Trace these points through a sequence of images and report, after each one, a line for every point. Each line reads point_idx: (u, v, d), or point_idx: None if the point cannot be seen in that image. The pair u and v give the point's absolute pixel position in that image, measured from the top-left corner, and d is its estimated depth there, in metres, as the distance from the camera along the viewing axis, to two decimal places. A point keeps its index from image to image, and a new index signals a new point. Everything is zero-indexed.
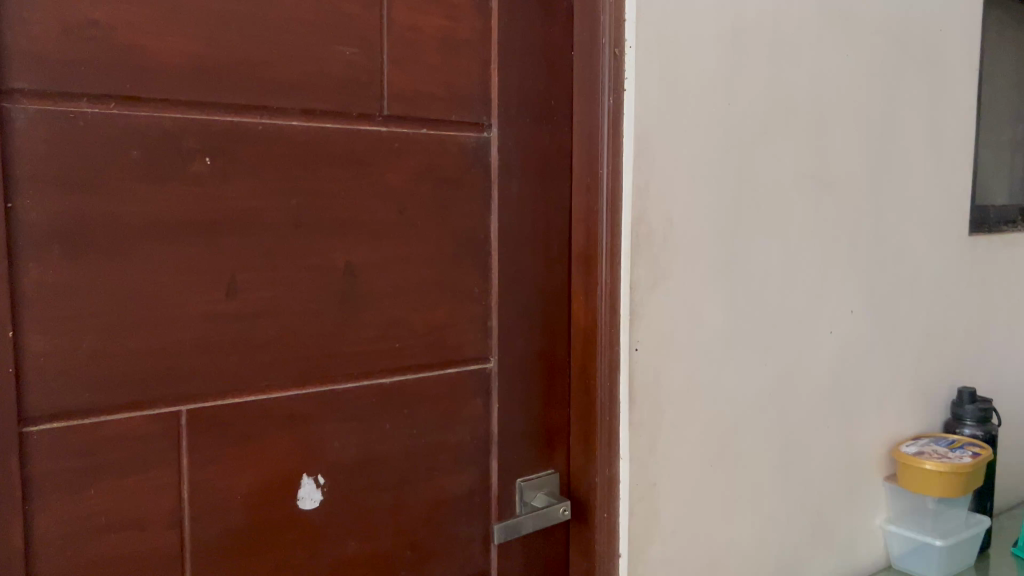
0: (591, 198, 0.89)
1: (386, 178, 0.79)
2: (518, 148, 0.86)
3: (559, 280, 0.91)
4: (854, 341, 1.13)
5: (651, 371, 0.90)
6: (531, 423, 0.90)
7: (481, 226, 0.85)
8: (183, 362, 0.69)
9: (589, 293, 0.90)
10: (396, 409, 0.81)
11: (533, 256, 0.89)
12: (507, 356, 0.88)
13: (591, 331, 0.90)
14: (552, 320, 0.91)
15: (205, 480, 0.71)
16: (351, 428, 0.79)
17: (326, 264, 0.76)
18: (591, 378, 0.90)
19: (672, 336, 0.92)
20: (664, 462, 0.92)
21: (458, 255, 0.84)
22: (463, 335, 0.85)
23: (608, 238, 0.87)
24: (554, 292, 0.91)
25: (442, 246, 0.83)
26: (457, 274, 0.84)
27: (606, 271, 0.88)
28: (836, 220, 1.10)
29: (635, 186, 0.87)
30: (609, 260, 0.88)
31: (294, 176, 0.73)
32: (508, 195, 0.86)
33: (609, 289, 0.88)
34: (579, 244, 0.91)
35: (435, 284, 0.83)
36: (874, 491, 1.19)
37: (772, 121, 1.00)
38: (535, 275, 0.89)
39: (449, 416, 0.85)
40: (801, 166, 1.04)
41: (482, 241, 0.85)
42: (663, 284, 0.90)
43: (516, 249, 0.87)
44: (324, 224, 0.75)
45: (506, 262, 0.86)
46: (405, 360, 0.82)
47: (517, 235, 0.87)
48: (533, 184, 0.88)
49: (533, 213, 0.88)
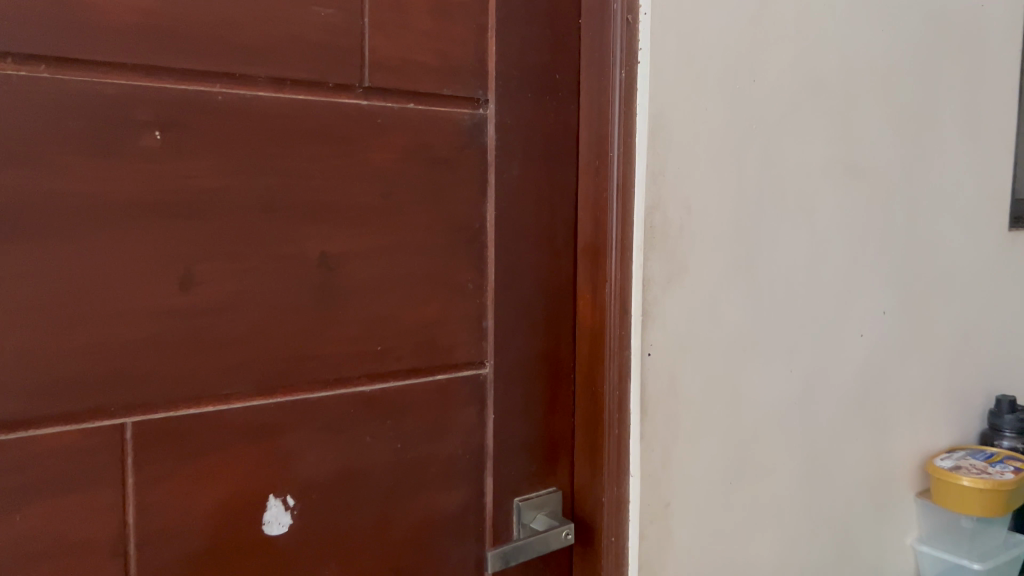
0: (602, 187, 0.79)
1: (370, 158, 0.69)
2: (519, 126, 0.76)
3: (563, 277, 0.81)
4: (885, 343, 1.04)
5: (665, 377, 0.81)
6: (532, 435, 0.81)
7: (477, 215, 0.75)
8: (129, 367, 0.60)
9: (596, 290, 0.80)
10: (378, 419, 0.72)
11: (535, 250, 0.79)
12: (505, 360, 0.78)
13: (597, 336, 0.80)
14: (556, 321, 0.81)
15: (155, 503, 0.62)
16: (326, 441, 0.69)
17: (299, 255, 0.66)
18: (597, 387, 0.81)
19: (689, 340, 0.82)
20: (679, 479, 0.83)
21: (451, 247, 0.74)
22: (456, 337, 0.75)
23: (618, 230, 0.78)
24: (559, 289, 0.81)
25: (433, 237, 0.73)
26: (449, 268, 0.74)
27: (615, 266, 0.78)
28: (868, 211, 1.00)
29: (650, 169, 0.78)
30: (619, 254, 0.78)
31: (263, 154, 0.64)
32: (507, 180, 0.76)
33: (616, 288, 0.79)
34: (586, 236, 0.81)
35: (425, 280, 0.73)
36: (905, 507, 1.09)
37: (801, 100, 0.91)
38: (537, 271, 0.79)
39: (440, 427, 0.75)
40: (830, 151, 0.95)
41: (478, 231, 0.76)
42: (680, 281, 0.81)
43: (517, 240, 0.77)
44: (297, 210, 0.66)
45: (505, 255, 0.77)
46: (389, 365, 0.72)
47: (516, 226, 0.77)
48: (535, 167, 0.78)
49: (535, 201, 0.78)
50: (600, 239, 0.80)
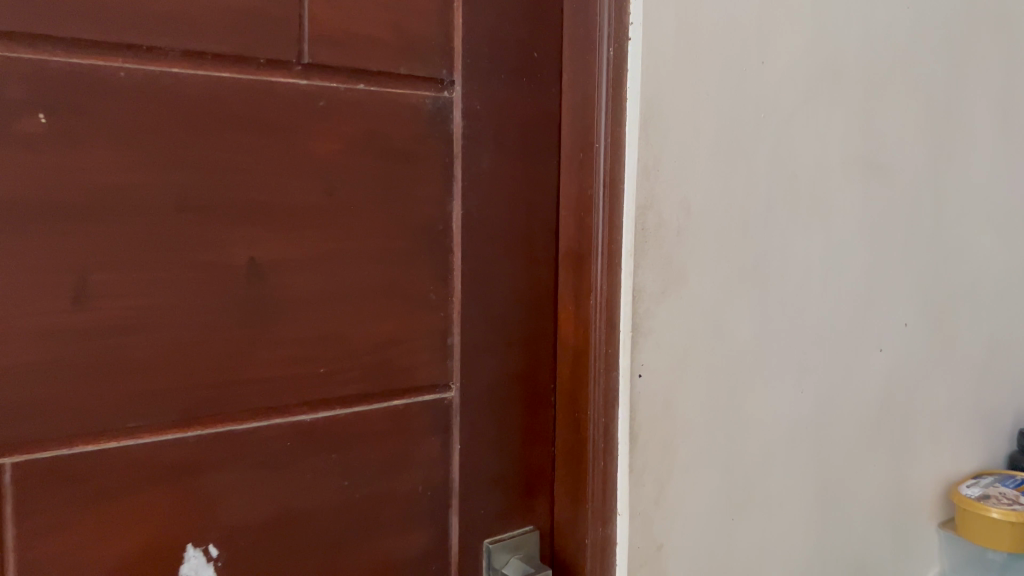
0: (588, 184, 0.69)
1: (310, 148, 0.58)
2: (490, 113, 0.66)
3: (543, 287, 0.71)
4: (908, 358, 0.93)
5: (659, 402, 0.71)
6: (506, 467, 0.70)
7: (440, 216, 0.65)
8: (9, 399, 0.50)
9: (580, 302, 0.70)
10: (321, 453, 0.61)
11: (510, 257, 0.68)
12: (474, 383, 0.68)
13: (582, 355, 0.70)
14: (535, 337, 0.71)
15: (42, 559, 0.51)
16: (257, 481, 0.59)
17: (223, 263, 0.56)
18: (581, 413, 0.70)
19: (687, 358, 0.72)
20: (674, 516, 0.73)
21: (409, 253, 0.64)
22: (416, 357, 0.65)
23: (604, 232, 0.68)
24: (538, 302, 0.71)
25: (388, 241, 0.63)
26: (407, 278, 0.64)
27: (599, 275, 0.69)
28: (890, 212, 0.90)
29: (642, 163, 0.67)
30: (606, 261, 0.68)
31: (177, 143, 0.53)
32: (477, 176, 0.66)
33: (601, 299, 0.68)
34: (568, 242, 0.71)
35: (378, 292, 0.63)
36: (926, 538, 0.99)
37: (817, 85, 0.80)
38: (512, 280, 0.69)
39: (396, 460, 0.65)
40: (848, 145, 0.84)
41: (441, 234, 0.66)
42: (676, 292, 0.71)
43: (487, 244, 0.67)
44: (222, 209, 0.55)
45: (474, 263, 0.66)
46: (335, 391, 0.61)
47: (488, 228, 0.67)
48: (510, 160, 0.68)
49: (510, 199, 0.68)
50: (587, 244, 0.69)
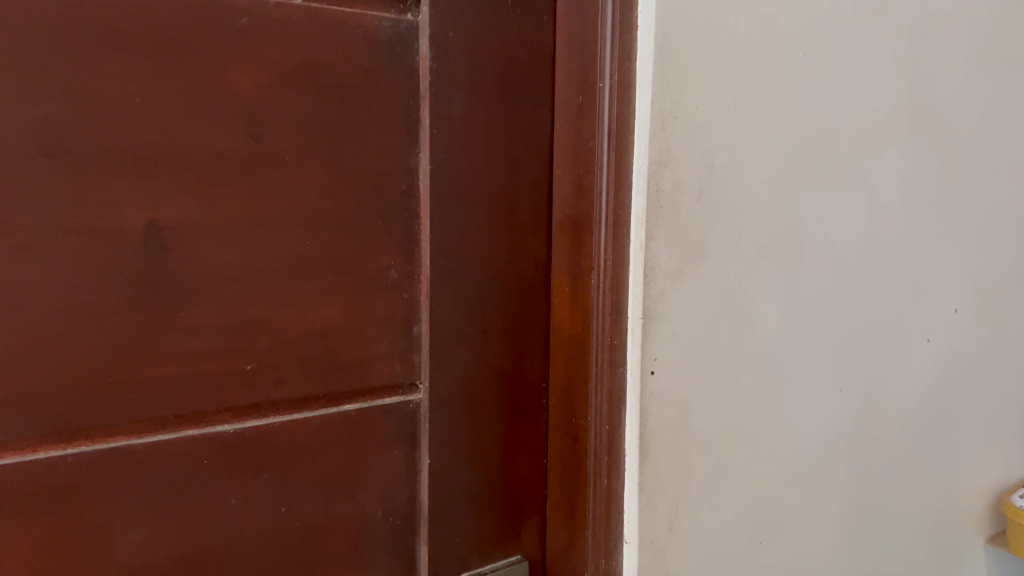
0: (587, 135, 0.55)
1: (228, 80, 0.45)
2: (466, 44, 0.52)
3: (531, 264, 0.58)
4: (956, 351, 0.80)
5: (674, 405, 0.57)
6: (486, 485, 0.57)
7: (402, 172, 0.52)
8: None
9: (578, 280, 0.56)
10: (249, 473, 0.48)
11: (491, 225, 0.55)
12: (446, 382, 0.54)
13: (580, 347, 0.56)
14: (521, 326, 0.58)
15: None
16: (165, 510, 0.45)
17: (111, 228, 0.42)
18: (580, 419, 0.57)
19: (708, 351, 0.59)
20: (692, 543, 0.60)
21: (361, 218, 0.51)
22: (371, 350, 0.52)
23: (608, 193, 0.54)
24: (525, 281, 0.57)
25: (333, 202, 0.49)
26: (360, 249, 0.51)
27: (601, 246, 0.55)
28: (941, 178, 0.76)
29: (656, 108, 0.54)
30: (611, 229, 0.54)
31: (44, 64, 0.40)
32: (450, 121, 0.52)
33: (605, 275, 0.55)
34: (563, 207, 0.57)
35: (321, 267, 0.49)
36: (972, 555, 0.86)
37: (862, 23, 0.66)
38: (493, 254, 0.55)
39: (346, 479, 0.52)
40: (896, 97, 0.71)
41: (404, 195, 0.52)
42: (696, 270, 0.57)
43: (463, 209, 0.54)
44: (108, 155, 0.42)
45: (447, 232, 0.53)
46: (263, 394, 0.48)
47: (463, 188, 0.53)
48: (490, 105, 0.54)
49: (490, 153, 0.55)
50: (587, 208, 0.55)
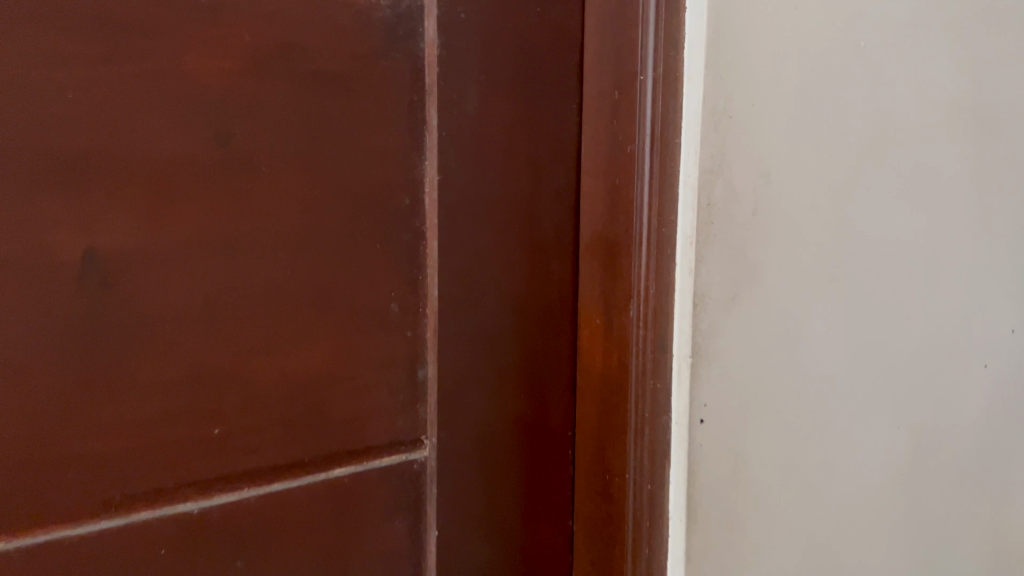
0: (625, 138, 0.45)
1: (188, 68, 0.35)
2: (484, 27, 0.43)
3: (554, 292, 0.48)
4: (1012, 377, 0.72)
5: (726, 458, 0.49)
6: (504, 558, 0.47)
7: (403, 183, 0.43)
8: None
9: (612, 313, 0.47)
10: (217, 563, 0.38)
11: (509, 247, 0.46)
12: (457, 437, 0.45)
13: (616, 390, 0.47)
14: (544, 366, 0.48)
15: None
16: None
17: (32, 259, 0.33)
18: (617, 475, 0.47)
19: (763, 392, 0.50)
20: None
21: (354, 241, 0.41)
22: (366, 402, 0.43)
23: (649, 208, 0.45)
24: (548, 313, 0.48)
25: (321, 222, 0.40)
26: (354, 279, 0.41)
27: (641, 271, 0.45)
28: (1000, 184, 0.68)
29: (708, 106, 0.45)
30: (653, 251, 0.45)
31: None
32: (461, 121, 0.43)
33: (645, 304, 0.45)
34: (592, 224, 0.48)
35: (307, 302, 0.40)
36: None
37: (925, 9, 0.58)
38: (512, 281, 0.46)
39: (337, 561, 0.42)
40: (958, 93, 0.62)
41: (406, 212, 0.43)
42: (750, 298, 0.48)
43: (477, 228, 0.44)
44: (27, 165, 0.32)
45: (458, 256, 0.44)
46: (235, 463, 0.39)
47: (477, 202, 0.44)
48: (511, 102, 0.45)
49: (510, 159, 0.45)
50: (627, 225, 0.45)
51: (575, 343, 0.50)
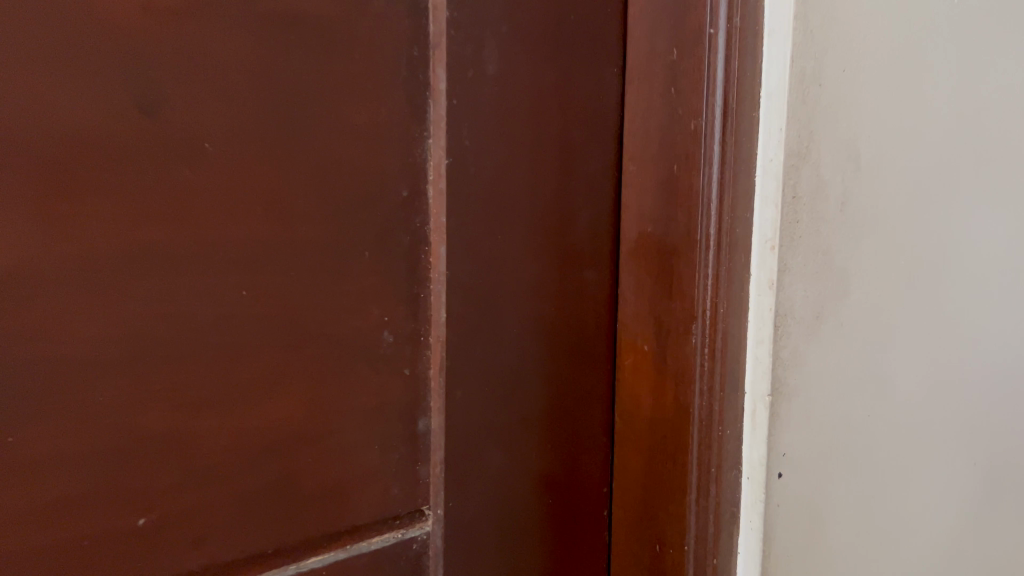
0: (687, 113, 0.35)
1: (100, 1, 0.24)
2: None
3: (589, 310, 0.38)
4: None
5: (807, 520, 0.38)
6: None
7: (401, 171, 0.31)
8: None
9: (664, 337, 0.36)
10: None
11: (534, 254, 0.35)
12: (468, 504, 0.34)
13: (671, 440, 0.36)
14: (574, 405, 0.38)
15: None
16: None
17: None
18: (670, 548, 0.37)
19: (865, 446, 0.38)
20: None
21: (336, 250, 0.30)
22: (352, 467, 0.31)
23: (717, 203, 0.34)
24: (579, 338, 0.37)
25: (287, 226, 0.29)
26: (334, 303, 0.30)
27: (707, 286, 0.35)
28: None
29: (796, 70, 0.35)
30: (723, 260, 0.35)
31: None
32: (477, 88, 0.32)
33: (713, 331, 0.35)
34: (640, 223, 0.37)
35: (267, 337, 0.29)
36: None
37: None
38: (537, 299, 0.35)
39: None
40: None
41: (405, 209, 0.32)
42: (848, 319, 0.37)
43: (495, 229, 0.33)
44: None
45: (470, 267, 0.33)
46: (171, 563, 0.27)
47: (496, 196, 0.33)
48: (537, 64, 0.34)
49: (536, 139, 0.34)
50: (690, 226, 0.35)
51: (614, 376, 0.39)
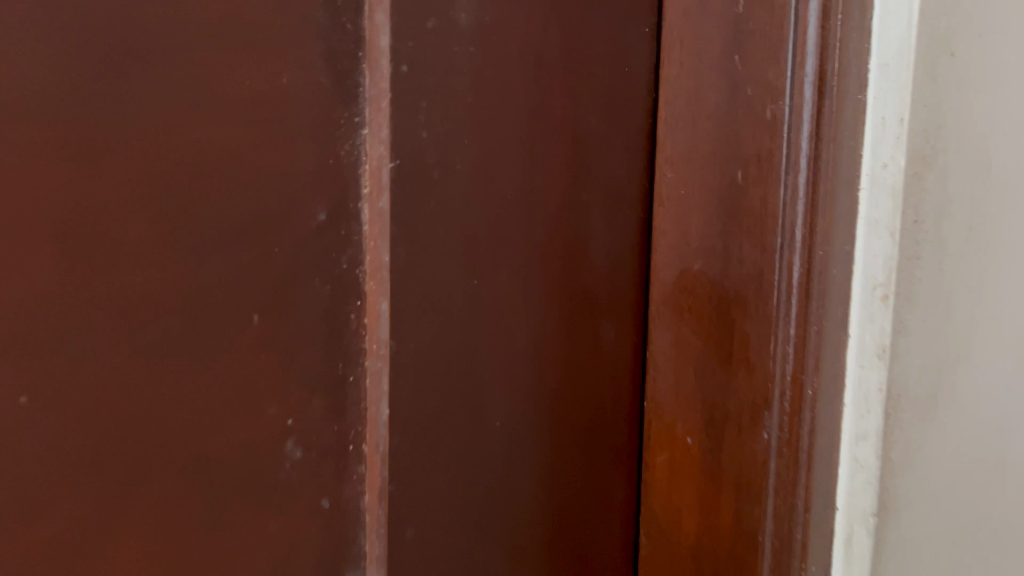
0: (762, 93, 0.23)
1: None
2: None
3: (607, 384, 0.26)
4: None
5: None
6: None
7: (318, 179, 0.19)
8: None
9: (719, 426, 0.25)
10: None
11: (527, 306, 0.23)
12: None
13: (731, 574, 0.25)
14: (587, 518, 0.26)
15: None
16: None
17: None
18: None
19: None
20: None
21: (199, 321, 0.17)
22: None
23: (806, 230, 0.23)
24: (592, 423, 0.26)
25: (96, 283, 0.15)
26: (199, 413, 0.17)
27: (786, 354, 0.23)
28: None
29: (926, 30, 0.23)
30: (812, 315, 0.23)
31: None
32: (445, 46, 0.20)
33: (795, 423, 0.23)
34: (681, 257, 0.25)
35: (56, 496, 0.15)
36: None
37: None
38: (534, 374, 0.23)
39: None
40: None
41: (322, 242, 0.19)
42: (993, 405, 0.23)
43: (472, 267, 0.21)
44: None
45: (433, 332, 0.21)
46: None
47: (472, 220, 0.21)
48: (534, 14, 0.22)
49: (533, 129, 0.22)
50: (763, 263, 0.23)
51: (638, 478, 0.27)
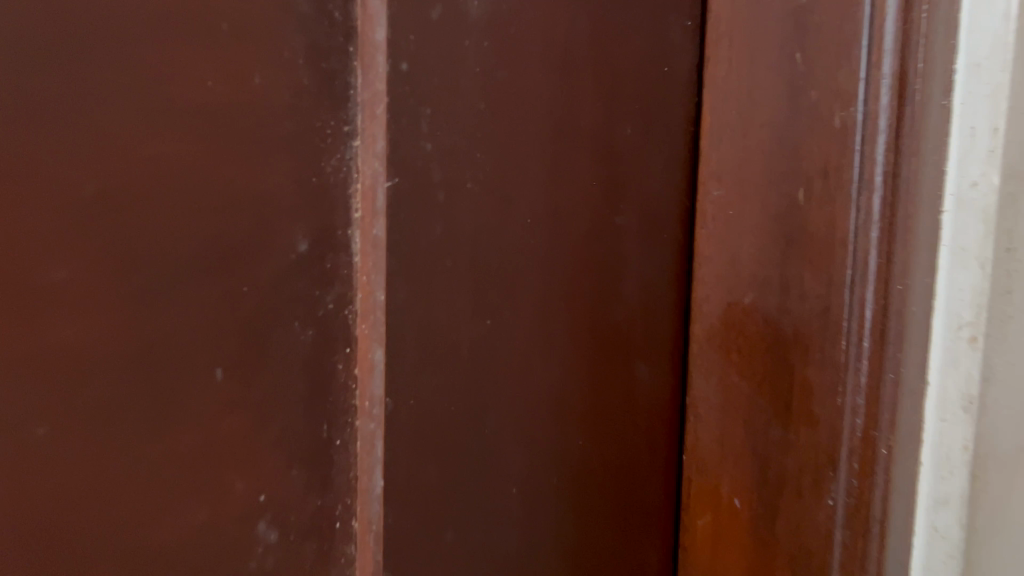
0: (830, 98, 0.19)
1: None
2: None
3: (641, 435, 0.22)
4: None
5: None
6: None
7: (297, 202, 0.15)
8: None
9: (776, 488, 0.21)
10: None
11: (549, 349, 0.20)
12: None
13: None
14: None
15: None
16: None
17: None
18: None
19: None
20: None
21: (146, 383, 0.13)
22: None
23: (882, 260, 0.19)
24: (624, 480, 0.22)
25: (6, 342, 0.12)
26: (144, 499, 0.14)
27: (856, 406, 0.20)
28: None
29: None
30: (888, 360, 0.20)
31: None
32: (455, 41, 0.16)
33: (867, 486, 0.20)
34: (730, 288, 0.22)
35: None
36: None
37: None
38: (558, 427, 0.20)
39: None
40: None
41: (302, 280, 0.16)
42: None
43: (486, 305, 0.18)
44: None
45: (439, 384, 0.17)
46: None
47: (484, 250, 0.18)
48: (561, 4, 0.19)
49: (558, 140, 0.19)
50: (830, 299, 0.20)
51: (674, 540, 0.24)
